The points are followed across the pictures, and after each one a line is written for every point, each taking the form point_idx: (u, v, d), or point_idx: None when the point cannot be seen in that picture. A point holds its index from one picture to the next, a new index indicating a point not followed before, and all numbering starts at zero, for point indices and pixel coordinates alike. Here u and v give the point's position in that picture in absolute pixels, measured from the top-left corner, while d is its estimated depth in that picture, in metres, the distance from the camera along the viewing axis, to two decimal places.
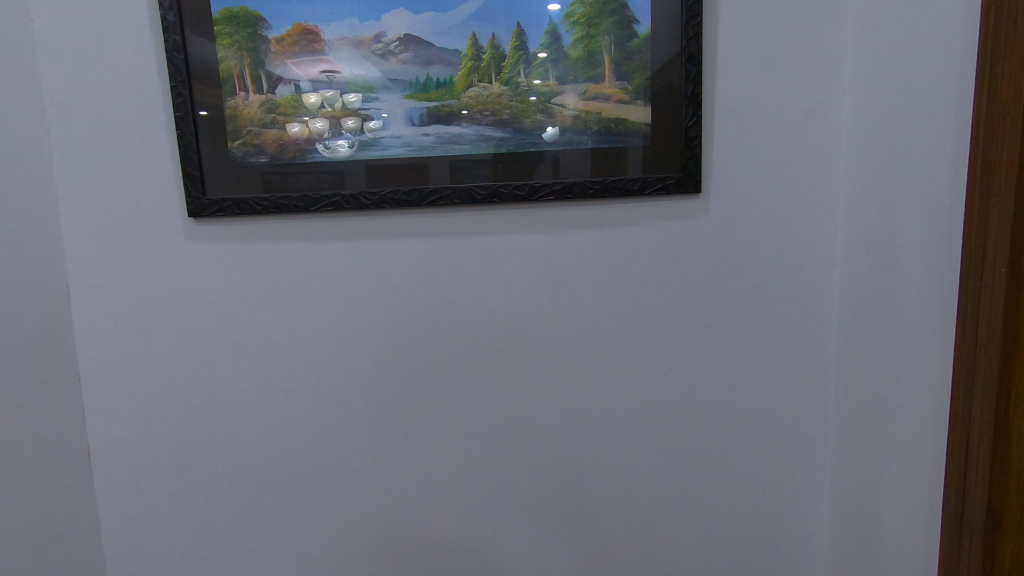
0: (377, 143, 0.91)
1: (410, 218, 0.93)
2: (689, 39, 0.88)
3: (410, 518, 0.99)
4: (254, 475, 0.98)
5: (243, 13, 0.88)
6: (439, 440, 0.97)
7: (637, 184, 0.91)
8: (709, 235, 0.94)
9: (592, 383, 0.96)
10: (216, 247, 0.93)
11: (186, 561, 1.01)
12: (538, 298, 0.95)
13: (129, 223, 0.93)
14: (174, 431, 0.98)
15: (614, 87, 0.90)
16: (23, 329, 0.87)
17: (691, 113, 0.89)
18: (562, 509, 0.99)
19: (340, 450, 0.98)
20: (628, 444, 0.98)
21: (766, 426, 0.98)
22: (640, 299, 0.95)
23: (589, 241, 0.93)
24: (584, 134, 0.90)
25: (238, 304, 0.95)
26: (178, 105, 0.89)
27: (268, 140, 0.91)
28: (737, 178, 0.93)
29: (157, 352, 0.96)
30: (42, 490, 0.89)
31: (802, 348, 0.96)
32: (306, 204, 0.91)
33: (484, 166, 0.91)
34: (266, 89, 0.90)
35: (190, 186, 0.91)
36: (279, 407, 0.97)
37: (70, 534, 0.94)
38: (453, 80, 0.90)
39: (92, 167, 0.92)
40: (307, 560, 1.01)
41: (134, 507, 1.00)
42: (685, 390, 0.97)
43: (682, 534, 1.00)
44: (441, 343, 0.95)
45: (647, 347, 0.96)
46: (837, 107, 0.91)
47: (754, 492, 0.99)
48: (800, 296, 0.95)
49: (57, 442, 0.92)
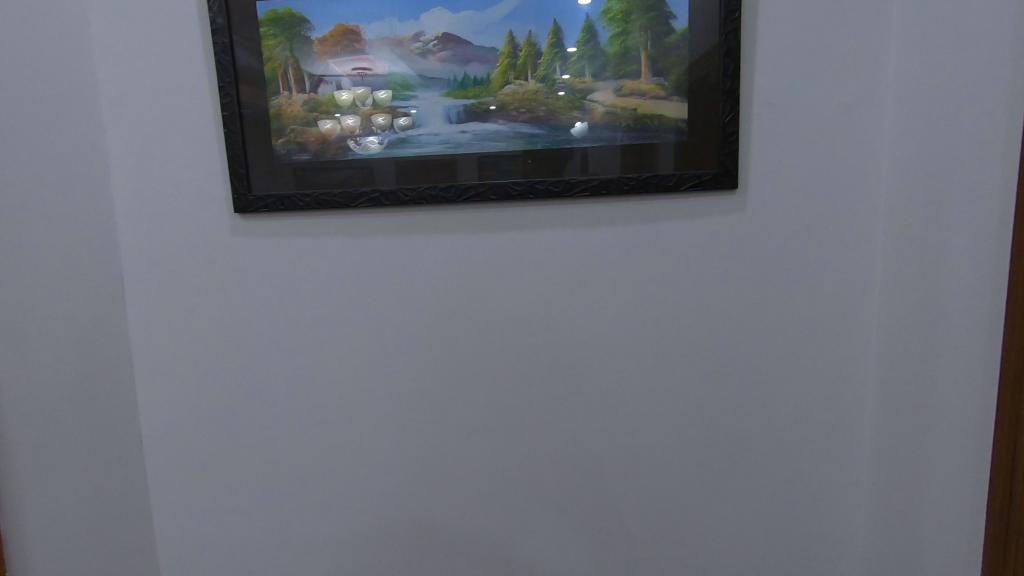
0: (415, 140, 0.93)
1: (447, 214, 0.95)
2: (727, 34, 0.87)
3: (443, 508, 1.01)
4: (293, 461, 1.02)
5: (288, 14, 0.91)
6: (472, 434, 0.99)
7: (672, 180, 0.91)
8: (746, 231, 0.93)
9: (625, 379, 0.97)
10: (260, 241, 0.97)
11: (229, 543, 1.05)
12: (572, 293, 0.95)
13: (178, 218, 0.97)
14: (219, 419, 1.02)
15: (651, 83, 0.90)
16: (82, 317, 0.91)
17: (728, 109, 0.89)
18: (594, 502, 1.00)
19: (377, 439, 1.00)
20: (661, 441, 0.98)
21: (802, 425, 0.97)
22: (675, 295, 0.95)
23: (624, 237, 0.94)
24: (619, 130, 0.91)
25: (281, 297, 0.98)
26: (225, 104, 0.92)
27: (311, 138, 0.93)
28: (775, 173, 0.92)
29: (205, 343, 1.00)
30: (99, 471, 0.94)
31: (840, 347, 0.95)
32: (347, 199, 0.94)
33: (519, 162, 0.92)
34: (308, 88, 0.93)
35: (236, 182, 0.94)
36: (319, 398, 1.00)
37: (124, 516, 0.99)
38: (490, 78, 0.91)
39: (144, 165, 0.96)
40: (343, 547, 1.03)
41: (182, 489, 1.04)
42: (719, 387, 0.96)
43: (715, 532, 1.00)
44: (476, 338, 0.97)
45: (681, 343, 0.96)
46: (879, 102, 0.89)
47: (789, 492, 0.99)
48: (839, 294, 0.94)
49: (112, 426, 0.97)
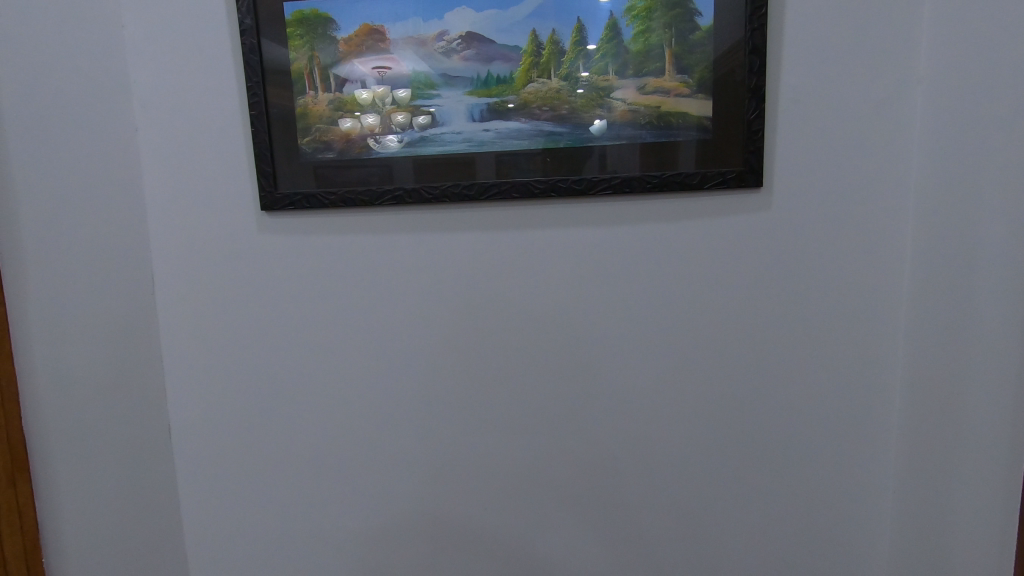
0: (439, 139, 0.93)
1: (470, 212, 0.95)
2: (753, 30, 0.87)
3: (464, 504, 1.02)
4: (317, 455, 1.03)
5: (314, 15, 0.92)
6: (493, 431, 1.00)
7: (696, 178, 0.90)
8: (771, 230, 0.92)
9: (647, 378, 0.97)
10: (286, 238, 0.98)
11: (255, 534, 1.07)
12: (594, 291, 0.95)
13: (207, 216, 0.99)
14: (246, 413, 1.04)
15: (675, 81, 0.89)
16: (115, 313, 0.94)
17: (754, 106, 0.88)
18: (614, 500, 1.00)
19: (399, 435, 1.01)
20: (683, 441, 0.98)
21: (826, 427, 0.96)
22: (698, 295, 0.94)
23: (647, 235, 0.94)
24: (643, 127, 0.90)
25: (306, 294, 0.99)
26: (253, 104, 0.94)
27: (336, 137, 0.95)
28: (802, 171, 0.91)
29: (232, 338, 1.02)
30: (131, 463, 0.97)
31: (867, 348, 0.94)
32: (370, 197, 0.95)
33: (541, 160, 0.92)
34: (334, 87, 0.94)
35: (263, 181, 0.95)
36: (343, 394, 1.01)
37: (154, 507, 1.01)
38: (514, 76, 0.91)
39: (175, 164, 0.99)
40: (366, 540, 1.05)
41: (210, 481, 1.06)
42: (742, 387, 0.96)
43: (736, 533, 0.99)
44: (498, 336, 0.98)
45: (703, 342, 0.95)
46: (910, 99, 0.88)
47: (812, 494, 0.98)
48: (866, 294, 0.92)
49: (143, 419, 1.00)
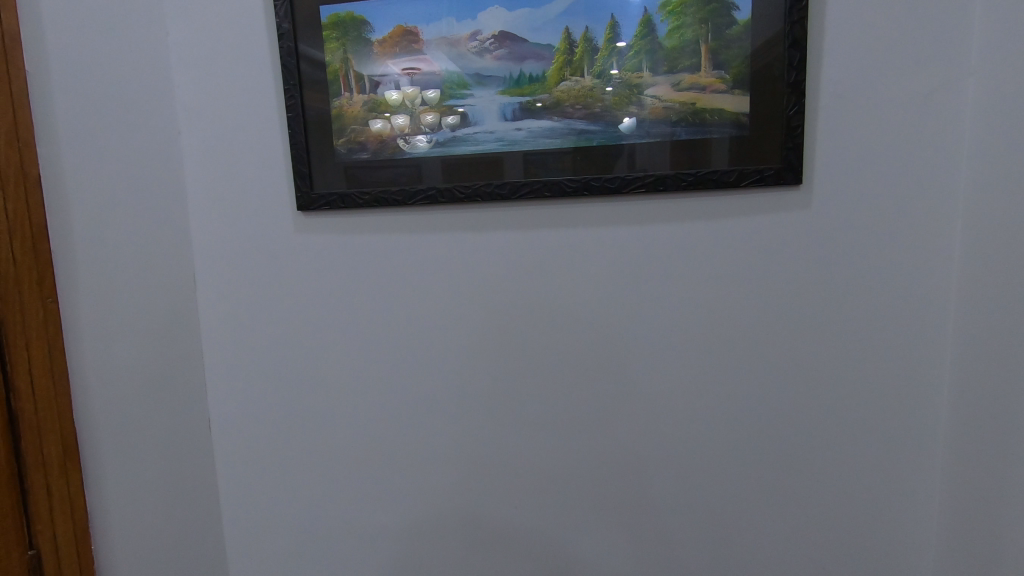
0: (471, 138, 0.94)
1: (502, 211, 0.95)
2: (792, 23, 0.84)
3: (495, 501, 1.02)
4: (351, 451, 1.05)
5: (350, 17, 0.93)
6: (524, 430, 1.00)
7: (733, 175, 0.89)
8: (811, 228, 0.90)
9: (680, 379, 0.95)
10: (322, 238, 1.00)
11: (291, 527, 1.09)
12: (627, 290, 0.95)
13: (246, 215, 1.02)
14: (282, 408, 1.06)
15: (711, 77, 0.87)
16: (159, 310, 0.97)
17: (793, 101, 0.86)
18: (646, 502, 0.99)
19: (431, 432, 1.02)
20: (717, 444, 0.96)
21: (868, 431, 0.93)
22: (733, 294, 0.92)
23: (681, 234, 0.92)
24: (678, 125, 0.89)
25: (341, 291, 1.01)
26: (290, 106, 0.96)
27: (370, 137, 0.96)
28: (843, 168, 0.88)
29: (269, 335, 1.04)
30: (174, 454, 1.00)
31: (912, 350, 0.90)
32: (404, 197, 0.96)
33: (573, 159, 0.92)
34: (368, 89, 0.95)
35: (300, 181, 0.98)
36: (376, 392, 1.03)
37: (195, 497, 1.05)
38: (546, 75, 0.91)
39: (216, 165, 1.01)
40: (398, 535, 1.06)
41: (248, 474, 1.09)
42: (779, 390, 0.94)
43: (772, 539, 0.97)
44: (530, 335, 0.98)
45: (738, 343, 0.93)
46: (959, 92, 0.84)
47: (852, 500, 0.95)
48: (911, 295, 0.89)
49: (185, 412, 1.03)
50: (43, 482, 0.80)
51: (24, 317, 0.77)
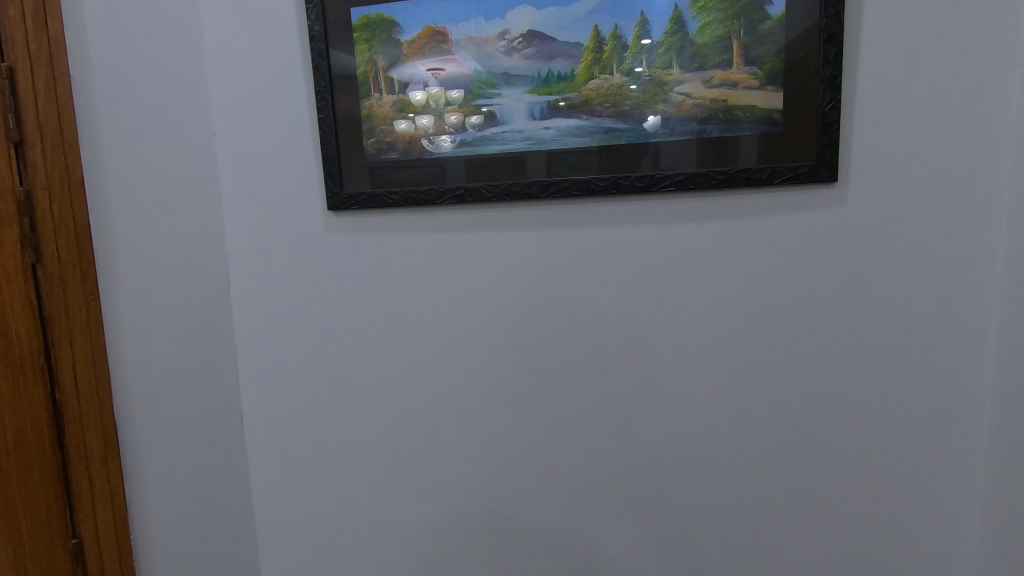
0: (499, 137, 0.94)
1: (530, 210, 0.95)
2: (828, 17, 0.83)
3: (521, 499, 1.03)
4: (379, 447, 1.06)
5: (380, 19, 0.94)
6: (551, 429, 1.00)
7: (765, 173, 0.87)
8: (848, 227, 0.88)
9: (710, 379, 0.94)
10: (352, 237, 1.02)
11: (320, 521, 1.11)
12: (655, 289, 0.94)
13: (278, 215, 1.04)
14: (312, 404, 1.08)
15: (744, 73, 0.86)
16: (195, 307, 0.99)
17: (829, 97, 0.84)
18: (674, 503, 0.98)
19: (458, 430, 1.03)
20: (748, 445, 0.95)
21: (905, 435, 0.91)
22: (766, 294, 0.91)
23: (711, 232, 0.91)
24: (709, 122, 0.88)
25: (370, 290, 1.02)
26: (321, 107, 0.97)
27: (399, 138, 0.97)
28: (881, 165, 0.86)
29: (300, 333, 1.06)
30: (209, 448, 1.03)
31: (952, 352, 0.88)
32: (432, 196, 0.96)
33: (602, 158, 0.91)
34: (397, 89, 0.96)
35: (330, 181, 0.99)
36: (405, 389, 1.04)
37: (229, 491, 1.07)
38: (575, 73, 0.90)
39: (249, 166, 1.04)
40: (425, 532, 1.07)
41: (279, 469, 1.11)
42: (812, 392, 0.92)
43: (804, 543, 0.95)
44: (558, 335, 0.98)
45: (770, 344, 0.92)
46: (1005, 86, 0.81)
47: (888, 506, 0.93)
48: (952, 295, 0.87)
49: (220, 407, 1.05)
50: (86, 474, 0.83)
51: (68, 313, 0.80)
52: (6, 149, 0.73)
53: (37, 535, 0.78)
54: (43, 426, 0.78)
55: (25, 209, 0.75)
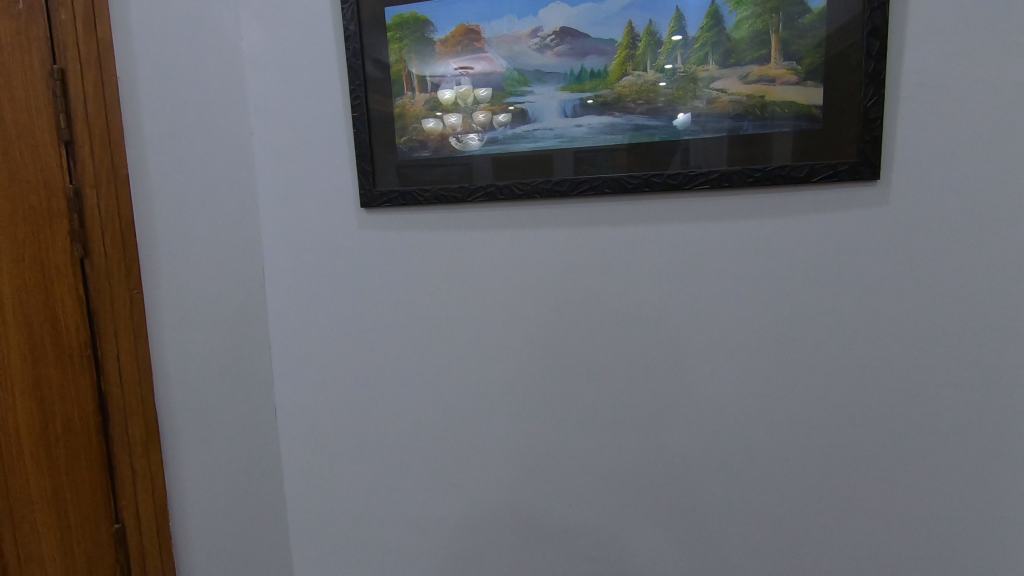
0: (530, 135, 0.94)
1: (561, 208, 0.95)
2: (872, 10, 0.80)
3: (548, 497, 1.03)
4: (408, 442, 1.08)
5: (413, 18, 0.95)
6: (580, 428, 1.00)
7: (803, 170, 0.85)
8: (890, 226, 0.85)
9: (743, 380, 0.93)
10: (383, 234, 1.03)
11: (349, 513, 1.13)
12: (686, 288, 0.93)
13: (312, 212, 1.06)
14: (343, 398, 1.10)
15: (782, 68, 0.84)
16: (232, 302, 1.02)
17: (871, 92, 0.82)
18: (704, 504, 0.97)
19: (486, 427, 1.04)
20: (781, 448, 0.93)
21: (946, 440, 0.89)
22: (803, 295, 0.89)
23: (746, 231, 0.89)
24: (745, 119, 0.86)
25: (400, 286, 1.04)
26: (355, 106, 0.99)
27: (430, 136, 0.98)
28: (927, 161, 0.83)
29: (333, 329, 1.08)
30: (244, 439, 1.05)
31: (997, 356, 0.85)
32: (463, 194, 0.97)
33: (633, 155, 0.90)
34: (429, 88, 0.97)
35: (363, 179, 1.00)
36: (434, 386, 1.05)
37: (263, 481, 1.10)
38: (608, 70, 0.90)
39: (285, 163, 1.06)
40: (452, 527, 1.08)
41: (310, 460, 1.14)
42: (848, 395, 0.90)
43: (838, 549, 0.93)
44: (588, 333, 0.97)
45: (805, 345, 0.90)
46: None
47: (927, 513, 0.90)
48: (998, 298, 0.84)
49: (255, 399, 1.08)
50: (128, 461, 0.86)
51: (113, 306, 0.83)
52: (57, 148, 0.75)
53: (84, 518, 0.81)
54: (88, 414, 0.81)
55: (75, 205, 0.78)
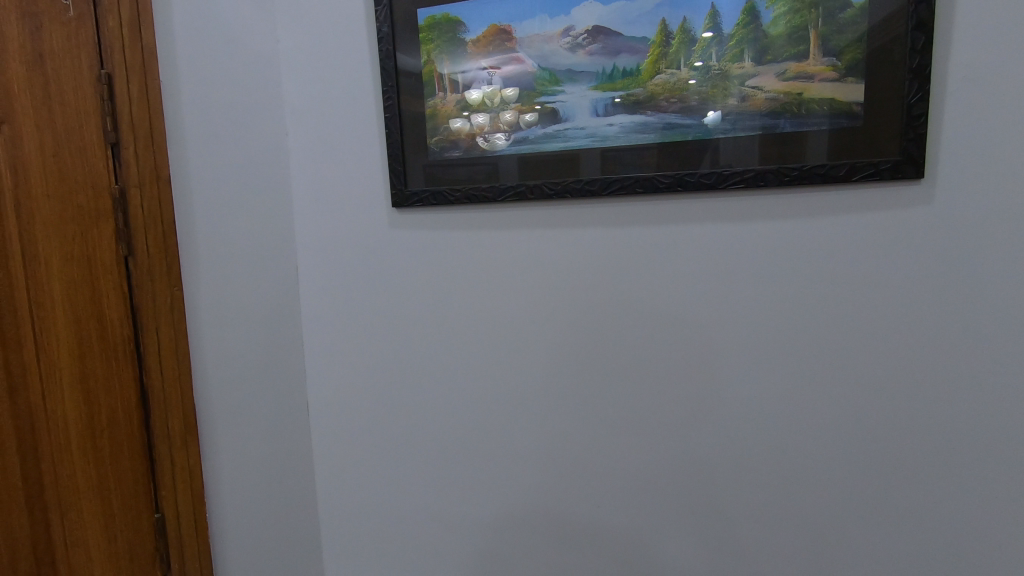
0: (561, 134, 0.93)
1: (592, 207, 0.95)
2: (917, 3, 0.78)
3: (576, 497, 1.03)
4: (438, 439, 1.09)
5: (445, 19, 0.96)
6: (609, 428, 0.99)
7: (842, 169, 0.83)
8: (935, 226, 0.82)
9: (777, 383, 0.91)
10: (415, 233, 1.04)
11: (379, 508, 1.15)
12: (719, 289, 0.91)
13: (345, 211, 1.08)
14: (372, 394, 1.11)
15: (821, 65, 0.82)
16: (267, 299, 1.04)
17: (915, 88, 0.79)
18: (737, 508, 0.95)
19: (515, 425, 1.04)
20: (817, 454, 0.91)
21: (993, 450, 0.85)
22: (842, 296, 0.87)
23: (782, 231, 0.88)
24: (782, 116, 0.84)
25: (431, 284, 1.05)
26: (388, 107, 1.00)
27: (461, 136, 0.98)
28: (976, 159, 0.80)
29: (365, 327, 1.10)
30: (278, 433, 1.08)
31: None
32: (493, 193, 0.97)
33: (665, 154, 0.89)
34: (461, 88, 0.97)
35: (395, 179, 1.02)
36: (464, 384, 1.06)
37: (296, 475, 1.13)
38: (641, 69, 0.89)
39: (319, 164, 1.08)
40: (481, 524, 1.09)
41: (341, 455, 1.16)
42: (888, 400, 0.87)
43: (875, 558, 0.91)
44: (618, 334, 0.97)
45: (843, 348, 0.88)
46: None
47: (971, 524, 0.87)
48: None
49: (289, 395, 1.11)
50: (167, 454, 0.88)
51: (156, 303, 0.85)
52: (104, 149, 0.79)
53: (126, 507, 0.85)
54: (132, 406, 0.84)
55: (119, 205, 0.81)
